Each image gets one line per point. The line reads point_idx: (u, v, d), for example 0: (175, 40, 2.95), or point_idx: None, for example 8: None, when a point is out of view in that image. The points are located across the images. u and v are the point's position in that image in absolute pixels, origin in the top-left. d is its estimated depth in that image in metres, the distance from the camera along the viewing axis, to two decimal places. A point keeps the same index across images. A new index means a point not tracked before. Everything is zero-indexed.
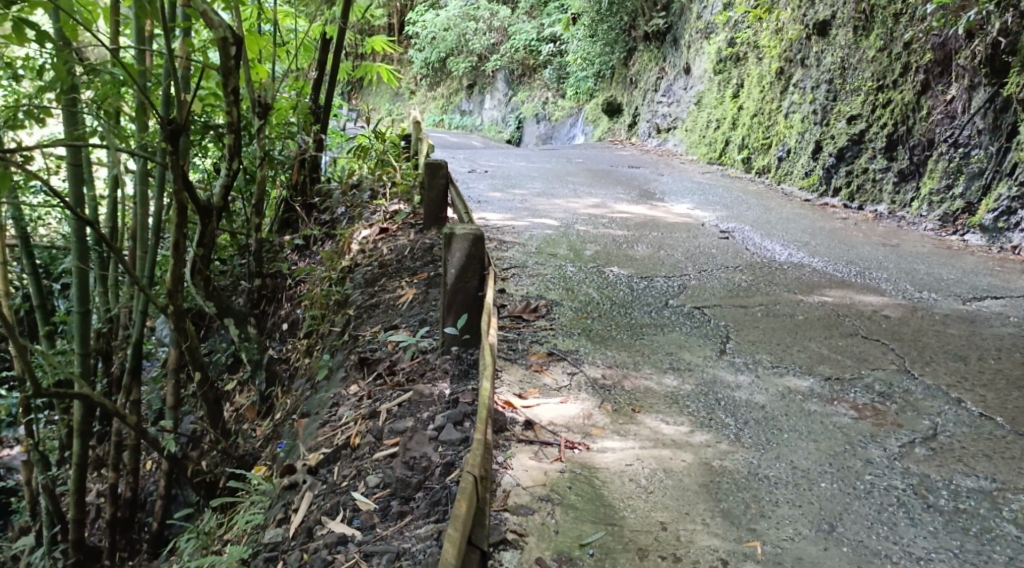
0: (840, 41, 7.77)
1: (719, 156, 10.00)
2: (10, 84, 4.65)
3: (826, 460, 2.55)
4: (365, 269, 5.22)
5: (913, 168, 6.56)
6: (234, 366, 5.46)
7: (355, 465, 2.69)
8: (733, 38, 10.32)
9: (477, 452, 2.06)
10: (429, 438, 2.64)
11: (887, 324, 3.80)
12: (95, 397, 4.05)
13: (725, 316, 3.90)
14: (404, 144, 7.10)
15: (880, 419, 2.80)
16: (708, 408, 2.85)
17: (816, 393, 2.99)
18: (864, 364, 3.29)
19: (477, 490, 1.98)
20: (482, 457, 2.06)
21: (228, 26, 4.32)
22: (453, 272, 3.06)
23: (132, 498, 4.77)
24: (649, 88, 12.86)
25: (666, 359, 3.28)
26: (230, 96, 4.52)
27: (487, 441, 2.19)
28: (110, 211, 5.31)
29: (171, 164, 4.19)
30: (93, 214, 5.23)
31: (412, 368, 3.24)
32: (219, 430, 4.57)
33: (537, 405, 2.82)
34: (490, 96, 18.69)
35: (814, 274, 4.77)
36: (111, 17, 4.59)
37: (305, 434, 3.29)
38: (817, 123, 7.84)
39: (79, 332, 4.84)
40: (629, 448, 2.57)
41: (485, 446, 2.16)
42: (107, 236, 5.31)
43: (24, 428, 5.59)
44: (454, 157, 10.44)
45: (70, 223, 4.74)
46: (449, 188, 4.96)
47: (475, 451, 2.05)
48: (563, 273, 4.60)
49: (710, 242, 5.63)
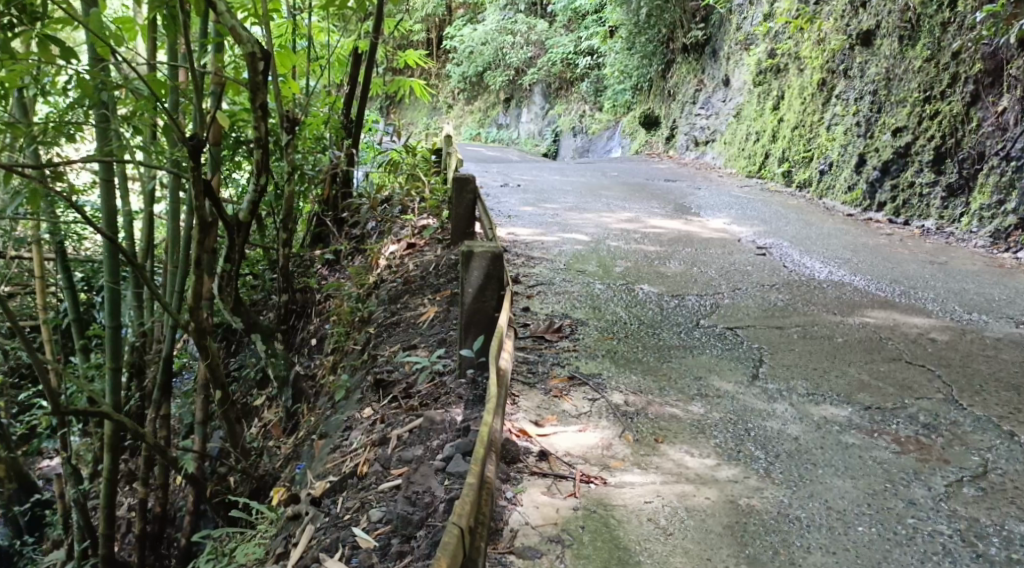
0: (885, 51, 7.51)
1: (758, 169, 9.78)
2: (49, 102, 4.65)
3: (864, 500, 2.36)
4: (390, 285, 5.13)
5: (961, 182, 6.29)
6: (263, 381, 5.31)
7: (360, 497, 2.59)
8: (774, 49, 10.08)
9: (468, 495, 1.86)
10: (436, 470, 2.52)
11: (934, 348, 3.58)
12: (115, 417, 4.02)
13: (759, 338, 3.72)
14: (434, 158, 7.00)
15: (925, 454, 2.60)
16: (737, 439, 2.68)
17: (855, 424, 2.80)
18: (908, 392, 3.08)
19: (464, 544, 1.77)
20: (474, 500, 1.86)
21: (256, 40, 4.24)
22: (471, 292, 2.92)
23: (158, 515, 4.72)
24: (687, 100, 12.66)
25: (694, 385, 3.11)
26: (258, 111, 4.45)
27: (484, 480, 2.00)
28: (146, 226, 5.27)
29: (194, 179, 4.09)
30: (126, 230, 5.21)
31: (427, 392, 3.12)
32: (239, 449, 4.54)
33: (554, 433, 2.67)
34: (528, 110, 18.66)
35: (856, 293, 4.56)
36: (148, 34, 4.57)
37: (317, 459, 3.19)
38: (861, 136, 7.60)
39: (111, 348, 4.79)
40: (648, 484, 2.41)
41: (480, 490, 1.94)
42: (140, 252, 5.29)
43: (57, 443, 5.60)
44: (488, 170, 10.34)
45: (104, 240, 4.69)
46: (477, 203, 4.79)
47: (465, 497, 1.83)
48: (591, 290, 4.46)
49: (746, 258, 5.43)
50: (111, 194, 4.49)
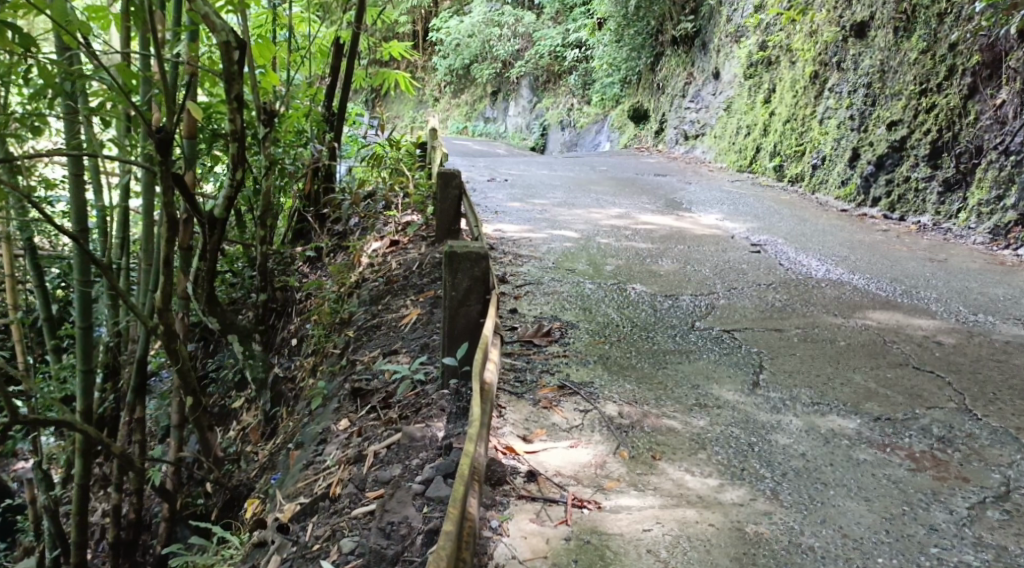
0: (879, 43, 7.33)
1: (750, 164, 9.61)
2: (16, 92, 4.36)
3: (881, 526, 2.18)
4: (371, 284, 4.93)
5: (959, 177, 6.15)
6: (242, 383, 5.07)
7: (332, 523, 2.39)
8: (765, 42, 9.89)
9: (445, 546, 1.64)
10: (414, 495, 2.32)
11: (941, 352, 3.41)
12: (79, 426, 3.80)
13: (757, 341, 3.54)
14: (419, 152, 6.78)
15: (942, 472, 2.43)
16: (740, 456, 2.49)
17: (865, 438, 2.62)
18: (917, 401, 2.90)
19: None
20: (452, 549, 1.65)
21: (232, 28, 3.98)
22: (455, 295, 2.74)
23: (131, 525, 4.50)
24: (676, 93, 12.48)
25: (692, 394, 2.92)
26: (233, 103, 4.20)
27: (464, 521, 1.78)
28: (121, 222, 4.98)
29: (162, 175, 3.83)
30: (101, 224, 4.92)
31: (408, 402, 2.93)
32: (212, 459, 4.31)
33: (543, 450, 2.48)
34: (515, 103, 18.43)
35: (855, 292, 4.39)
36: (121, 22, 4.29)
37: (291, 474, 2.99)
38: (854, 129, 7.44)
39: (82, 347, 4.51)
40: (646, 508, 2.23)
41: (457, 539, 1.72)
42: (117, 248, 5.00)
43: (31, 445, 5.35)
44: (475, 164, 10.13)
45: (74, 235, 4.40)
46: (462, 199, 4.56)
47: (441, 551, 1.61)
48: (581, 290, 4.27)
49: (740, 256, 5.26)
50: (82, 190, 4.23)
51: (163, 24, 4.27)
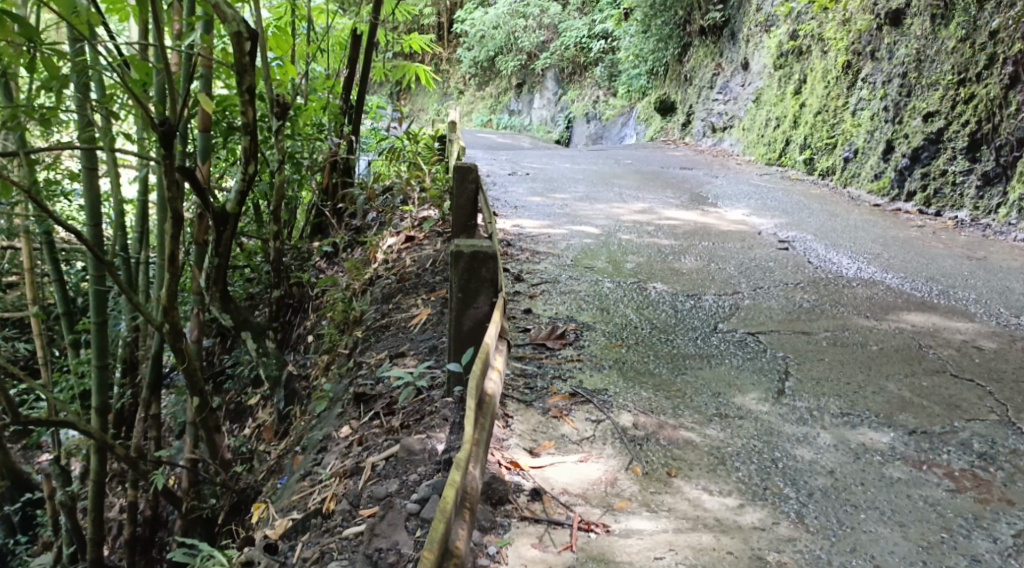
0: (915, 31, 7.04)
1: (779, 157, 9.34)
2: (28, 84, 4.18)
3: (917, 556, 2.00)
4: (384, 282, 4.79)
5: (999, 170, 5.88)
6: (256, 380, 4.93)
7: (326, 542, 2.28)
8: (796, 31, 9.61)
9: None
10: (409, 516, 2.20)
11: (982, 359, 3.20)
12: (83, 426, 3.69)
13: (783, 345, 3.35)
14: (438, 146, 6.65)
15: (985, 494, 2.25)
16: (762, 472, 2.33)
17: (899, 453, 2.44)
18: (956, 413, 2.71)
19: None
20: None
21: (243, 18, 3.80)
22: (459, 296, 2.59)
23: (145, 527, 4.43)
24: (703, 85, 12.21)
25: (712, 404, 2.75)
26: (245, 95, 4.05)
27: (447, 559, 1.63)
28: (138, 215, 4.81)
29: (166, 169, 3.65)
30: (117, 218, 4.75)
31: (412, 410, 2.80)
32: (218, 460, 4.17)
33: (550, 465, 2.34)
34: (540, 95, 18.23)
35: (889, 292, 4.17)
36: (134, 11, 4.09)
37: (291, 482, 2.87)
38: (888, 121, 7.18)
39: (96, 344, 4.35)
40: (659, 533, 2.06)
41: None
42: (134, 243, 4.83)
43: (50, 440, 5.30)
44: (497, 158, 9.96)
45: (88, 230, 4.23)
46: (483, 193, 4.24)
47: None
48: (599, 289, 4.10)
49: (767, 253, 5.06)
50: (93, 184, 4.08)
51: (178, 14, 4.11)
